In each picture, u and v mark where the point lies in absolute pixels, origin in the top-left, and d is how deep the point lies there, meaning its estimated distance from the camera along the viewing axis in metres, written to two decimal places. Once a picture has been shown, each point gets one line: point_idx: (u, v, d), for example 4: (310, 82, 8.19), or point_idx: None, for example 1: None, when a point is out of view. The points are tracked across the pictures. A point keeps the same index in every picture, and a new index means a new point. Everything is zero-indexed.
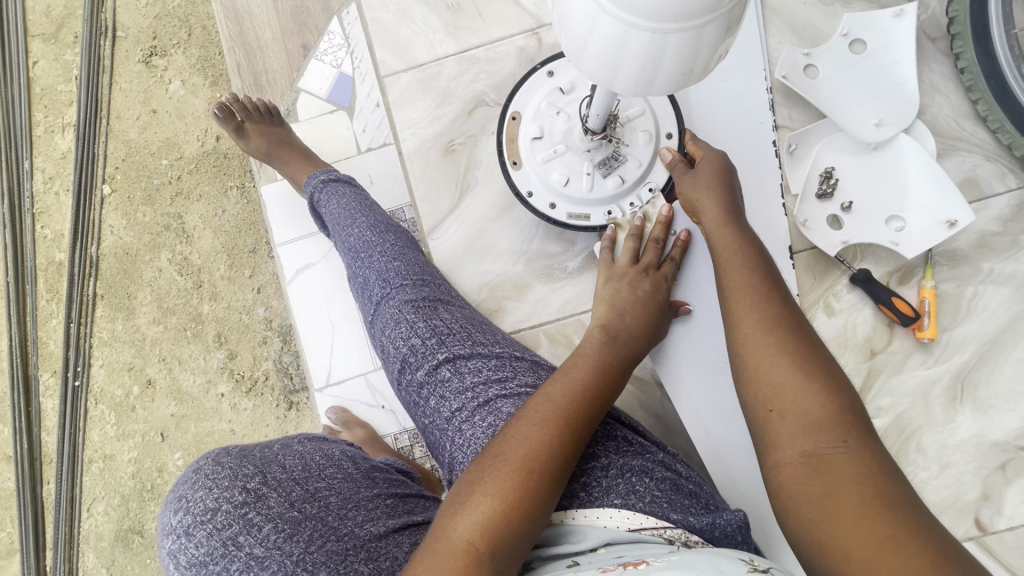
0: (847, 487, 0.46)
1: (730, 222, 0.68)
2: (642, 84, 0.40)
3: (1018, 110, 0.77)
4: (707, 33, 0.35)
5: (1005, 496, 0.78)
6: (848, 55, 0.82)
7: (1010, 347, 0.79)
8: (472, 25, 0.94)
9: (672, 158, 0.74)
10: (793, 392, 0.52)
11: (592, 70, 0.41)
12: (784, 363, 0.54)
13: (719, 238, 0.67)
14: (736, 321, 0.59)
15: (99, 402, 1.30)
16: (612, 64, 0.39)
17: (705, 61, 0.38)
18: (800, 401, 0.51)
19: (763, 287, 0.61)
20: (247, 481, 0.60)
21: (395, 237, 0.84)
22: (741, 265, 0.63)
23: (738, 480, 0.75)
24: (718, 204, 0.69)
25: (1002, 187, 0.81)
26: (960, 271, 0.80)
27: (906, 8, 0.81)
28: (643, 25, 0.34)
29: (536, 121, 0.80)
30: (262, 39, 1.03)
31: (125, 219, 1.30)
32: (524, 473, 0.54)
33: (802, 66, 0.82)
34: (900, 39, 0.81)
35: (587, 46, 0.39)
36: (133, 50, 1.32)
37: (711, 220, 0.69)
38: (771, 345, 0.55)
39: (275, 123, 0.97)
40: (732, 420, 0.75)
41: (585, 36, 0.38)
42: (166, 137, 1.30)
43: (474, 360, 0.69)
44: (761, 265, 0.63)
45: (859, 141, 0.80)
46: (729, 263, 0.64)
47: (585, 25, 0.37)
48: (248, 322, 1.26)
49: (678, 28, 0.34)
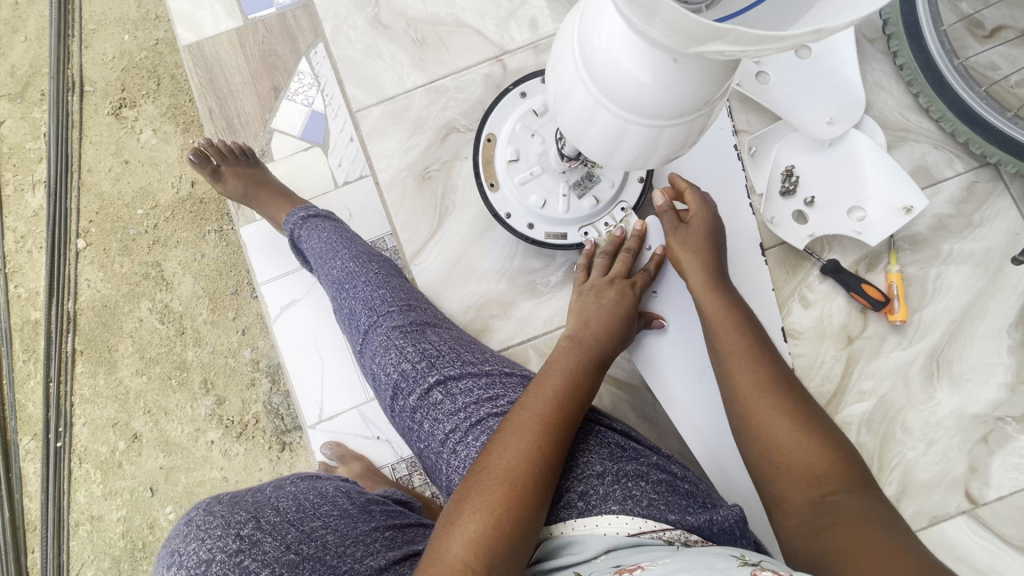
0: (856, 524, 0.51)
1: (714, 288, 0.73)
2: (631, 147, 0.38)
3: (957, 100, 0.82)
4: (699, 122, 0.36)
5: (990, 467, 0.80)
6: (796, 60, 0.85)
7: (978, 322, 0.82)
8: (437, 57, 0.97)
9: (663, 207, 0.79)
10: (795, 441, 0.58)
11: (589, 148, 0.40)
12: (781, 412, 0.60)
13: (707, 302, 0.72)
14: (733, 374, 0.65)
15: (83, 461, 1.27)
16: (609, 150, 0.39)
17: (698, 137, 0.38)
18: (802, 450, 0.57)
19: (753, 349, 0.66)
20: (240, 527, 0.58)
21: (378, 266, 0.85)
22: (732, 320, 0.69)
23: (735, 477, 0.76)
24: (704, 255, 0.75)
25: (950, 171, 0.86)
26: (922, 254, 0.84)
27: None
28: (638, 120, 0.35)
29: (512, 143, 0.82)
30: (233, 83, 1.05)
31: (102, 271, 1.29)
32: (508, 483, 0.55)
33: (755, 74, 0.85)
34: (841, 41, 0.86)
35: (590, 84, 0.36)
36: (102, 103, 1.33)
37: (697, 270, 0.75)
38: (764, 403, 0.61)
39: (250, 164, 0.99)
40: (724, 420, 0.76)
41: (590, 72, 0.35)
42: (140, 187, 1.30)
43: (465, 380, 0.70)
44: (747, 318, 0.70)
45: (814, 139, 0.84)
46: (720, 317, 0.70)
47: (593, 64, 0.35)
48: (235, 364, 1.25)
49: (673, 122, 0.34)
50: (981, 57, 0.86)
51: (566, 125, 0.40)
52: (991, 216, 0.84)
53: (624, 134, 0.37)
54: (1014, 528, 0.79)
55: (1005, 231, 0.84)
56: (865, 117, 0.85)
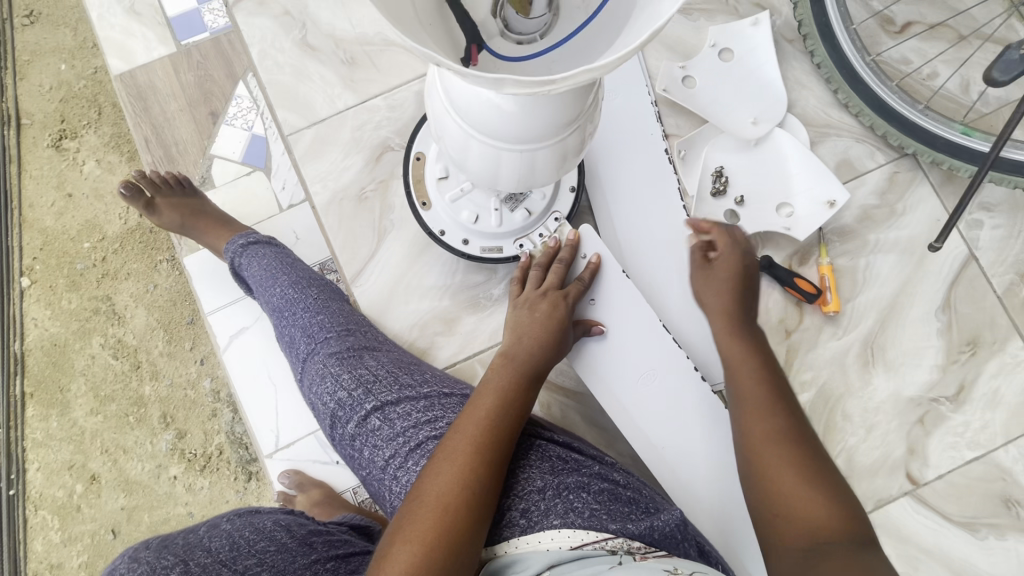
0: None
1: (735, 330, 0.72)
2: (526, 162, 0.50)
3: (871, 95, 0.85)
4: (561, 143, 0.49)
5: (928, 448, 0.82)
6: (718, 63, 0.88)
7: (908, 308, 0.85)
8: (373, 76, 0.97)
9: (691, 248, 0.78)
10: (803, 497, 0.56)
11: (483, 168, 0.53)
12: (791, 472, 0.58)
13: (729, 351, 0.70)
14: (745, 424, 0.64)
15: (39, 507, 1.22)
16: (497, 167, 0.52)
17: (566, 154, 0.52)
18: (810, 509, 0.55)
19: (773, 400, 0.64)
20: (166, 574, 0.56)
21: (317, 291, 0.84)
22: (750, 371, 0.67)
23: (681, 476, 0.77)
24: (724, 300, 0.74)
25: (873, 163, 0.88)
26: (851, 245, 0.87)
27: (760, 16, 0.88)
28: (512, 147, 0.48)
29: (440, 161, 0.81)
30: (168, 111, 1.03)
31: (49, 309, 1.25)
32: (439, 510, 0.55)
33: (680, 79, 0.88)
34: (761, 42, 0.89)
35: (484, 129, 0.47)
36: (41, 136, 1.29)
37: (718, 316, 0.73)
38: (771, 455, 0.60)
39: (188, 193, 0.97)
40: (668, 420, 0.79)
41: (483, 121, 0.46)
42: (86, 220, 1.26)
43: (403, 404, 0.69)
44: (767, 372, 0.67)
45: (740, 139, 0.86)
46: (736, 367, 0.68)
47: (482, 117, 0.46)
48: (195, 396, 1.22)
49: (539, 145, 0.48)
50: (894, 52, 0.89)
51: (458, 151, 0.52)
52: (912, 205, 0.87)
53: (504, 157, 0.50)
54: (956, 505, 0.81)
55: (927, 218, 0.87)
56: (787, 116, 0.88)
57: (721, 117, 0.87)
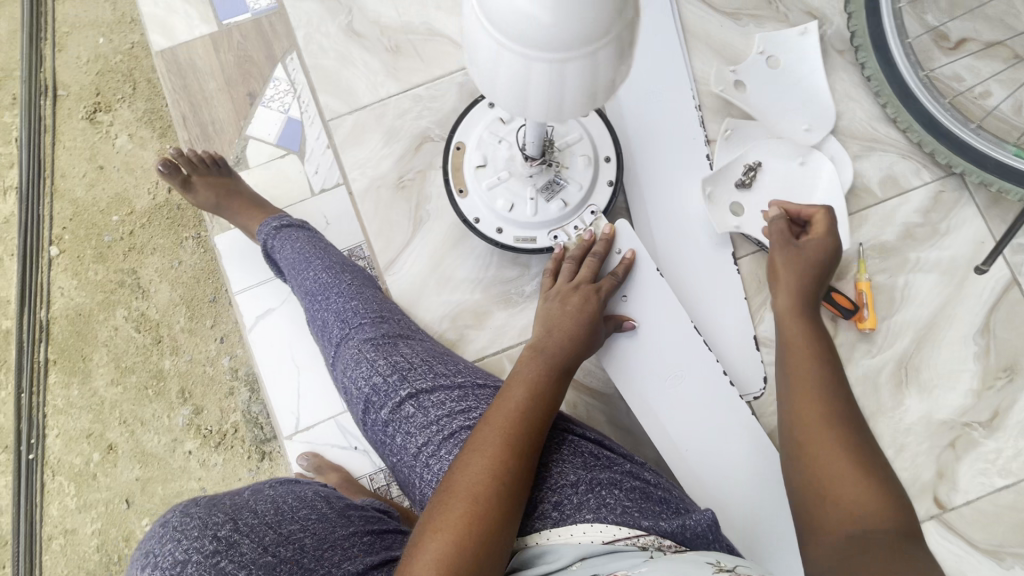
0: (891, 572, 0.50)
1: (800, 309, 0.72)
2: (552, 107, 0.41)
3: (921, 110, 0.83)
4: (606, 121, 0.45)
5: (958, 472, 0.81)
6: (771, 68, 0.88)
7: (945, 330, 0.84)
8: (413, 66, 0.97)
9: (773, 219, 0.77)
10: (855, 485, 0.56)
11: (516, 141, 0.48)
12: (845, 457, 0.58)
13: (789, 326, 0.71)
14: (799, 397, 0.64)
15: (56, 473, 1.24)
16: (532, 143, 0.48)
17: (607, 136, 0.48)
18: (857, 495, 0.56)
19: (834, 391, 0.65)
20: (218, 529, 0.56)
21: (351, 276, 0.84)
22: (807, 349, 0.67)
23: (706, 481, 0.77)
24: (795, 280, 0.73)
25: (918, 181, 0.87)
26: (891, 262, 0.85)
27: (809, 26, 0.89)
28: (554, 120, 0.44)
29: (480, 150, 0.82)
30: (207, 90, 1.04)
31: (76, 279, 1.27)
32: (471, 501, 0.55)
33: (733, 83, 0.88)
34: (813, 50, 0.89)
35: (495, 80, 0.40)
36: (76, 108, 1.30)
37: (785, 293, 0.73)
38: (830, 438, 0.60)
39: (222, 174, 0.97)
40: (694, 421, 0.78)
41: (492, 69, 0.39)
42: (115, 193, 1.28)
43: (437, 393, 0.69)
44: (829, 360, 0.66)
45: (797, 142, 0.86)
46: (796, 341, 0.69)
47: (490, 63, 0.39)
48: (213, 373, 1.23)
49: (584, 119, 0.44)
50: (947, 69, 0.87)
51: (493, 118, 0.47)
52: (957, 225, 0.86)
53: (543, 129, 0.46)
54: (982, 532, 0.80)
55: (970, 239, 0.85)
56: (830, 135, 0.88)
57: (770, 123, 0.87)
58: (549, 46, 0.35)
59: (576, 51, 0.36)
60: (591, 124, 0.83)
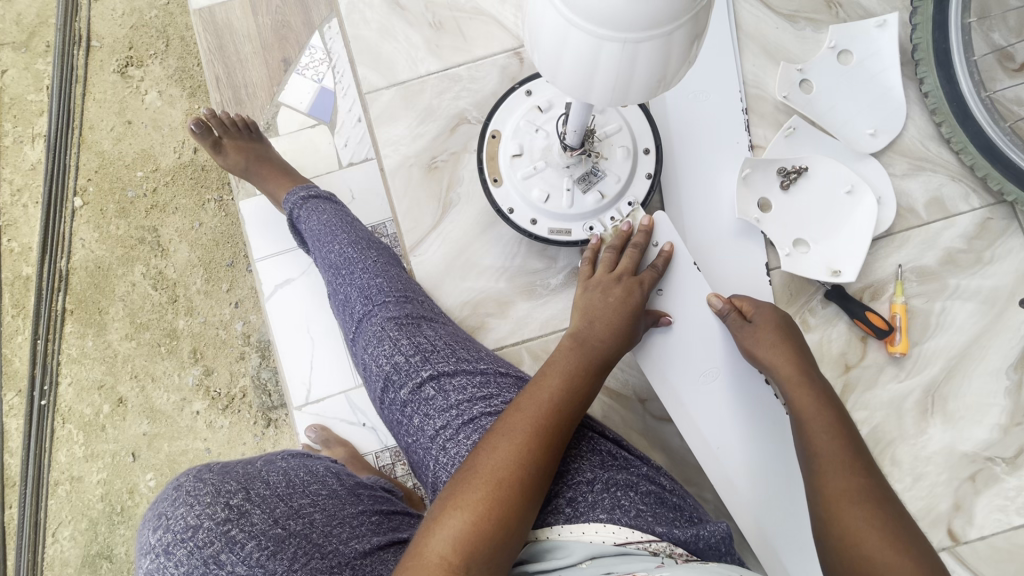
0: None
1: (804, 381, 0.68)
2: (618, 92, 0.38)
3: (979, 133, 0.81)
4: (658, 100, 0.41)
5: (975, 507, 0.80)
6: (838, 66, 0.85)
7: (978, 361, 0.81)
8: (455, 44, 0.94)
9: (722, 307, 0.76)
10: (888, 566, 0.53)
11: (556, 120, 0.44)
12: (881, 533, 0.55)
13: (796, 397, 0.67)
14: (820, 474, 0.61)
15: (66, 421, 1.26)
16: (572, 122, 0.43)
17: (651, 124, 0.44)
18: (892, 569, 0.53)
19: (836, 426, 0.63)
20: (230, 497, 0.57)
21: (377, 253, 0.83)
22: (825, 428, 0.63)
23: (736, 483, 0.76)
24: (791, 362, 0.69)
25: (965, 206, 0.84)
26: (929, 287, 0.83)
27: (889, 18, 0.84)
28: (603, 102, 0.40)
29: (516, 138, 0.80)
30: (242, 52, 1.03)
31: (97, 232, 1.27)
32: (493, 484, 0.55)
33: (798, 83, 0.85)
34: (885, 47, 0.85)
35: (559, 64, 0.37)
36: (108, 60, 1.29)
37: (787, 378, 0.69)
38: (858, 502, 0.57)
39: (253, 139, 0.97)
40: (725, 424, 0.77)
41: (557, 51, 0.37)
42: (141, 149, 1.27)
43: (459, 377, 0.68)
44: (845, 429, 0.63)
45: (858, 151, 0.84)
46: (812, 421, 0.64)
47: (556, 44, 0.36)
48: (225, 337, 1.23)
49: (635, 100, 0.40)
50: (1009, 91, 0.84)
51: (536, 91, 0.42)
52: (1002, 254, 0.83)
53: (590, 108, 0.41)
54: (994, 569, 0.79)
55: (1015, 270, 0.82)
56: (872, 156, 0.85)
57: (830, 128, 0.84)
58: (623, 25, 0.33)
59: (654, 31, 0.33)
60: (632, 116, 0.80)
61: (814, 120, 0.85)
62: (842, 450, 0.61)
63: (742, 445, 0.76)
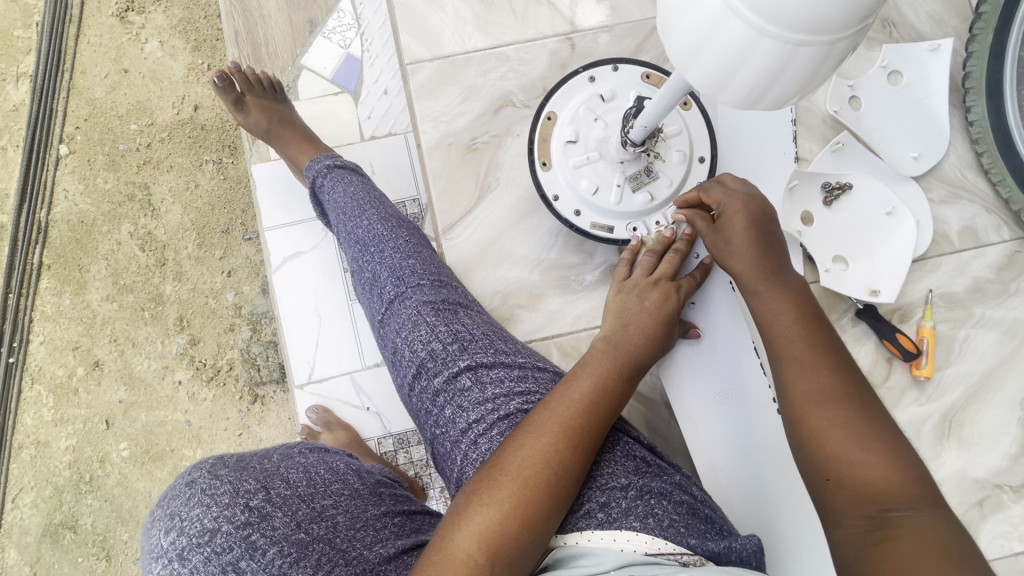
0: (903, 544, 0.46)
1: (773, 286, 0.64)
2: (753, 95, 0.35)
3: (1020, 166, 0.81)
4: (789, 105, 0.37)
5: (981, 531, 0.81)
6: (888, 86, 0.85)
7: (996, 390, 0.83)
8: (504, 22, 0.91)
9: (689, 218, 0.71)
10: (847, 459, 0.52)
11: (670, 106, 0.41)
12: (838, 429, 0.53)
13: (767, 302, 0.63)
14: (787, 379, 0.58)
15: (36, 382, 1.18)
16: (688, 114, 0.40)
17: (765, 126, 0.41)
18: (856, 459, 0.52)
19: (805, 329, 0.60)
20: (250, 498, 0.53)
21: (408, 233, 0.79)
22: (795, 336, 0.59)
23: (734, 505, 0.73)
24: (756, 264, 0.65)
25: (997, 238, 0.85)
26: (956, 314, 0.84)
27: (942, 43, 0.84)
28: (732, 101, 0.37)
29: (572, 124, 0.77)
30: (266, 8, 0.97)
31: (83, 184, 1.19)
32: (521, 485, 0.53)
33: (849, 99, 0.85)
34: (936, 72, 0.85)
35: (699, 51, 0.35)
36: (107, 2, 1.21)
37: (756, 282, 0.64)
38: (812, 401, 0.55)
39: (277, 100, 0.91)
40: (732, 445, 0.75)
41: (701, 42, 0.34)
42: (137, 100, 1.19)
43: (497, 369, 0.66)
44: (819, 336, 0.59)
45: (900, 173, 0.84)
46: (779, 329, 0.61)
47: (703, 31, 0.33)
48: (215, 306, 1.17)
49: (767, 104, 0.36)
50: None
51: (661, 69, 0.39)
52: None
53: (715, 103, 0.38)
54: None
55: None
56: (913, 179, 0.85)
57: (876, 148, 0.84)
58: (788, 22, 0.30)
59: (819, 36, 0.30)
60: (692, 120, 0.78)
61: (860, 136, 0.85)
62: (806, 361, 0.57)
63: (744, 471, 0.73)
